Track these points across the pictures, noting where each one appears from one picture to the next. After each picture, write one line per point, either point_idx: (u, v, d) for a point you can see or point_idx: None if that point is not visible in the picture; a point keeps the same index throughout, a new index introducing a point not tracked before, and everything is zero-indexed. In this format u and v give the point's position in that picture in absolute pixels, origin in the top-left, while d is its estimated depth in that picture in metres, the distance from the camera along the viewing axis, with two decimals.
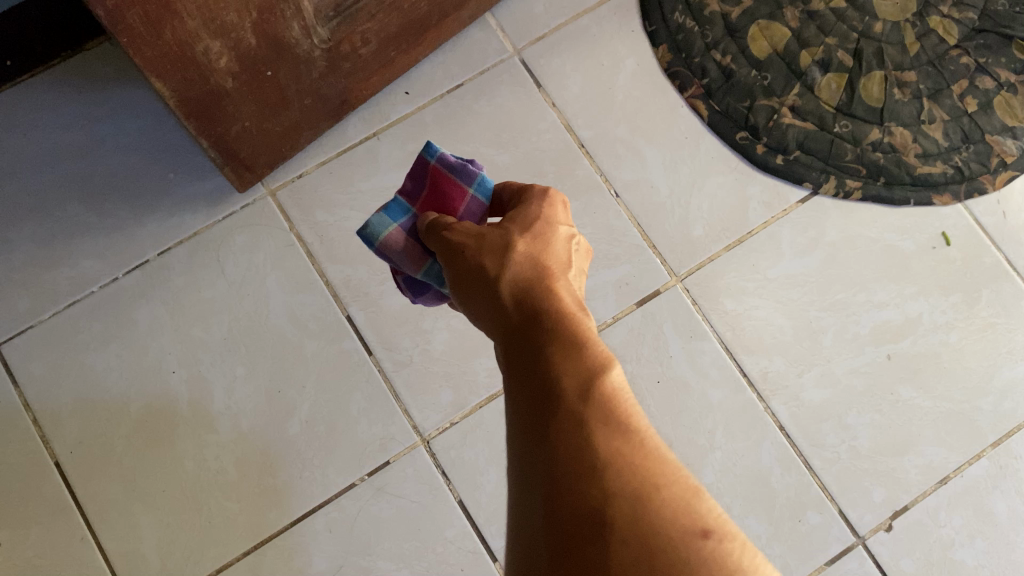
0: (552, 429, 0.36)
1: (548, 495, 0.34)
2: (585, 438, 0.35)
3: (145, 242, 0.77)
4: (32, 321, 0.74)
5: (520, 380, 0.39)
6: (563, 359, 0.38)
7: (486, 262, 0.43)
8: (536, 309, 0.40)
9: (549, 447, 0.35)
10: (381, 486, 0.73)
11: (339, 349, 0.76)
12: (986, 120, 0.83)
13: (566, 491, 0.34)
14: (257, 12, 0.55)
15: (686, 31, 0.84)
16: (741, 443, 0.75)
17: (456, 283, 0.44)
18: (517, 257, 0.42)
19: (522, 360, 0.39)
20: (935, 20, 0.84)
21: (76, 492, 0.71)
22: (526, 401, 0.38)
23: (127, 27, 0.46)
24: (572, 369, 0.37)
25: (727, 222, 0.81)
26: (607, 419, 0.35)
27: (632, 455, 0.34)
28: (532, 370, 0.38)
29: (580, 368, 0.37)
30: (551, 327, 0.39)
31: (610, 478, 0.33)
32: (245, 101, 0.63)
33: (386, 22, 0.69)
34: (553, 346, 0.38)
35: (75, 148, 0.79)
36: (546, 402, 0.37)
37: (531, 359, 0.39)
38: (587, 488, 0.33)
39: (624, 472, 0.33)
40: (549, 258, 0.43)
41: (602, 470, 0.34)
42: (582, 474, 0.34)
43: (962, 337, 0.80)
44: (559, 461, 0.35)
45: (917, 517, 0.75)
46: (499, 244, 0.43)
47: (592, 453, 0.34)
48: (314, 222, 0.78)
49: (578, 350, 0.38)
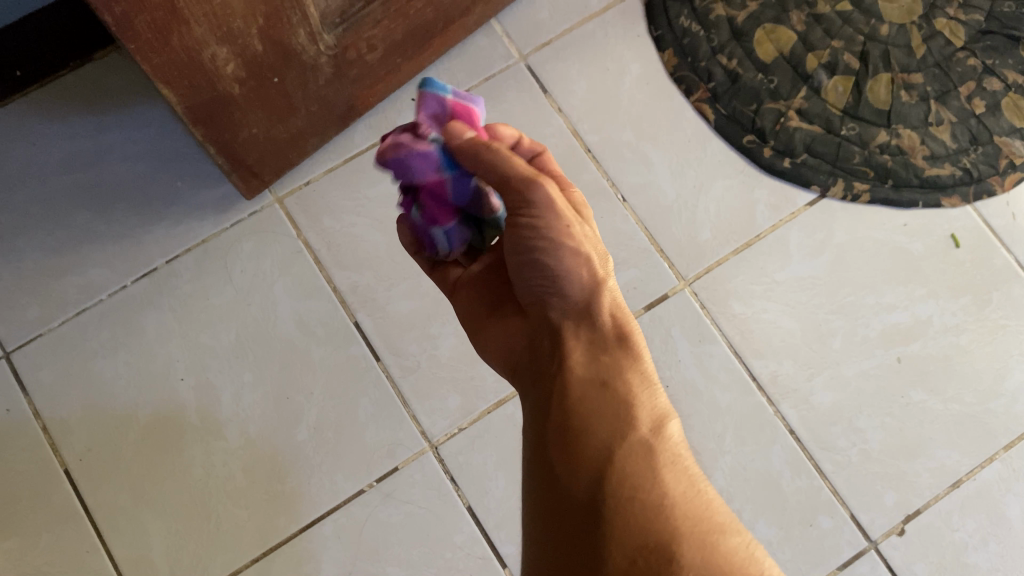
0: (627, 448, 0.45)
1: (619, 509, 0.42)
2: (659, 471, 0.44)
3: (153, 249, 0.77)
4: (42, 329, 0.75)
5: (606, 391, 0.47)
6: (647, 397, 0.47)
7: (583, 250, 0.49)
8: (622, 336, 0.50)
9: (625, 462, 0.44)
10: (390, 492, 0.72)
11: (346, 354, 0.76)
12: (995, 121, 0.82)
13: (638, 515, 0.42)
14: (263, 18, 0.55)
15: (692, 35, 0.84)
16: (751, 447, 0.75)
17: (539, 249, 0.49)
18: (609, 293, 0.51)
19: (596, 369, 0.48)
20: (942, 22, 0.84)
21: (86, 500, 0.71)
22: (613, 409, 0.46)
23: (135, 33, 0.47)
24: (649, 403, 0.47)
25: (734, 225, 0.80)
26: (672, 461, 0.45)
27: (693, 500, 0.44)
28: (608, 383, 0.47)
29: (655, 407, 0.47)
30: (633, 356, 0.49)
31: (676, 518, 0.42)
32: (252, 108, 0.63)
33: (392, 28, 0.69)
34: (634, 374, 0.48)
35: (84, 156, 0.79)
36: (625, 420, 0.46)
37: (609, 373, 0.48)
38: (661, 522, 0.42)
39: (690, 513, 0.43)
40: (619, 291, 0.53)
41: (671, 512, 0.43)
42: (656, 507, 0.42)
43: (973, 338, 0.79)
44: (633, 485, 0.43)
45: (930, 521, 0.74)
46: (593, 246, 0.51)
47: (662, 490, 0.43)
48: (321, 229, 0.79)
49: (653, 389, 0.48)
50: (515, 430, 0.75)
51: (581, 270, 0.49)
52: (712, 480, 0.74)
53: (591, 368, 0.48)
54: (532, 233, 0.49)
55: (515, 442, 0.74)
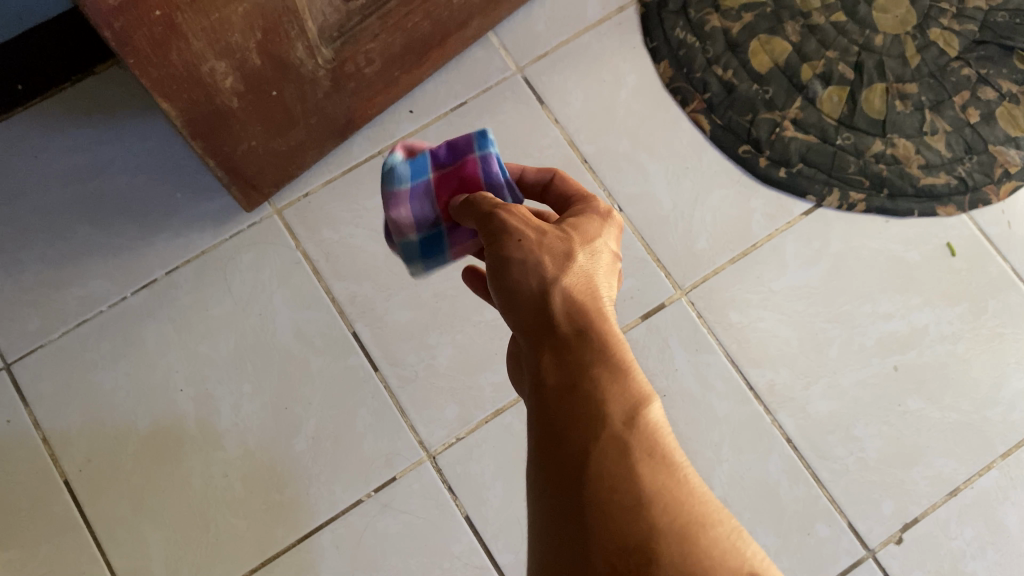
0: (599, 450, 0.38)
1: (595, 516, 0.37)
2: (634, 467, 0.38)
3: (153, 261, 0.78)
4: (42, 341, 0.75)
5: (572, 390, 0.40)
6: (616, 388, 0.40)
7: (536, 259, 0.44)
8: (584, 328, 0.42)
9: (600, 466, 0.38)
10: (388, 501, 0.73)
11: (345, 364, 0.76)
12: (989, 130, 0.83)
13: (615, 516, 0.36)
14: (262, 33, 0.56)
15: (687, 47, 0.85)
16: (749, 456, 0.75)
17: (494, 268, 0.45)
18: (574, 272, 0.44)
19: (563, 371, 0.41)
20: (936, 32, 0.85)
21: (85, 510, 0.72)
22: (579, 411, 0.40)
23: (134, 49, 0.47)
24: (619, 394, 0.40)
25: (731, 235, 0.81)
26: (649, 453, 0.39)
27: (675, 493, 0.38)
28: (576, 385, 0.41)
29: (628, 396, 0.40)
30: (602, 342, 0.42)
31: (656, 516, 0.37)
32: (251, 121, 0.64)
33: (389, 41, 0.70)
34: (602, 366, 0.41)
35: (84, 169, 0.80)
36: (591, 418, 0.39)
37: (576, 372, 0.41)
38: (638, 523, 0.36)
39: (671, 512, 0.37)
40: (597, 274, 0.45)
41: (651, 508, 0.37)
42: (633, 505, 0.37)
43: (970, 347, 0.79)
44: (608, 485, 0.37)
45: (928, 529, 0.74)
46: (553, 249, 0.44)
47: (639, 489, 0.37)
48: (320, 240, 0.79)
49: (627, 376, 0.41)
50: (512, 440, 0.75)
51: (535, 272, 0.44)
52: (710, 488, 0.74)
53: (560, 372, 0.41)
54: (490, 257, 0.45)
55: (513, 451, 0.75)
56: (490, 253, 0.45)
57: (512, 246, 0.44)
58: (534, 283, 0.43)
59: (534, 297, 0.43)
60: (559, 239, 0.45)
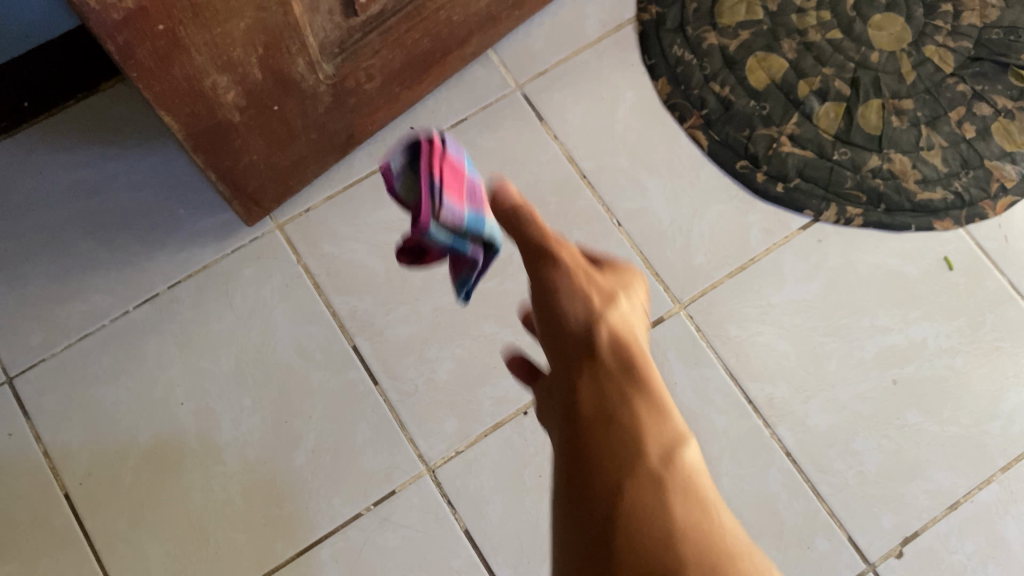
0: (635, 477, 0.42)
1: (624, 536, 0.39)
2: (667, 499, 0.41)
3: (155, 276, 0.79)
4: (44, 355, 0.76)
5: (614, 418, 0.45)
6: (657, 426, 0.45)
7: (582, 293, 0.51)
8: (627, 366, 0.48)
9: (636, 495, 0.41)
10: (387, 516, 0.73)
11: (344, 379, 0.76)
12: (985, 145, 0.83)
13: (644, 537, 0.39)
14: (263, 48, 0.56)
15: (685, 64, 0.86)
16: (747, 470, 0.75)
17: (541, 298, 0.52)
18: (618, 319, 0.51)
19: (603, 400, 0.46)
20: (931, 49, 0.85)
21: (85, 524, 0.72)
22: (618, 437, 0.44)
23: (137, 62, 0.48)
24: (657, 429, 0.45)
25: (729, 250, 0.81)
26: (682, 488, 0.42)
27: (705, 528, 0.41)
28: (614, 418, 0.45)
29: (666, 435, 0.45)
30: (641, 384, 0.47)
31: (684, 544, 0.39)
32: (252, 136, 0.65)
33: (390, 58, 0.71)
34: (642, 401, 0.46)
35: (89, 185, 0.81)
36: (630, 445, 0.44)
37: (615, 403, 0.46)
38: (667, 549, 0.39)
39: (699, 544, 0.40)
40: (635, 328, 0.52)
41: (679, 537, 0.40)
42: (665, 534, 0.40)
43: (969, 361, 0.79)
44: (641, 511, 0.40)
45: (929, 543, 0.74)
46: (600, 291, 0.52)
47: (671, 519, 0.40)
48: (321, 255, 0.80)
49: (665, 418, 0.46)
50: (511, 453, 0.75)
51: (579, 307, 0.50)
52: None
53: (601, 400, 0.46)
54: (537, 276, 0.51)
55: (512, 465, 0.75)
56: (537, 286, 0.52)
57: (562, 280, 0.51)
58: (582, 314, 0.50)
59: (579, 330, 0.50)
60: (606, 285, 0.53)
